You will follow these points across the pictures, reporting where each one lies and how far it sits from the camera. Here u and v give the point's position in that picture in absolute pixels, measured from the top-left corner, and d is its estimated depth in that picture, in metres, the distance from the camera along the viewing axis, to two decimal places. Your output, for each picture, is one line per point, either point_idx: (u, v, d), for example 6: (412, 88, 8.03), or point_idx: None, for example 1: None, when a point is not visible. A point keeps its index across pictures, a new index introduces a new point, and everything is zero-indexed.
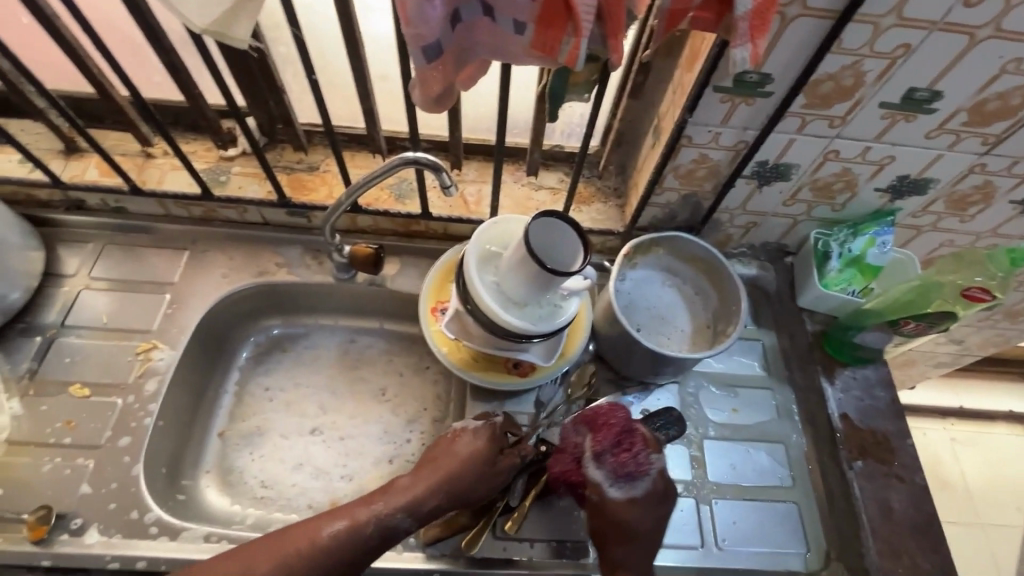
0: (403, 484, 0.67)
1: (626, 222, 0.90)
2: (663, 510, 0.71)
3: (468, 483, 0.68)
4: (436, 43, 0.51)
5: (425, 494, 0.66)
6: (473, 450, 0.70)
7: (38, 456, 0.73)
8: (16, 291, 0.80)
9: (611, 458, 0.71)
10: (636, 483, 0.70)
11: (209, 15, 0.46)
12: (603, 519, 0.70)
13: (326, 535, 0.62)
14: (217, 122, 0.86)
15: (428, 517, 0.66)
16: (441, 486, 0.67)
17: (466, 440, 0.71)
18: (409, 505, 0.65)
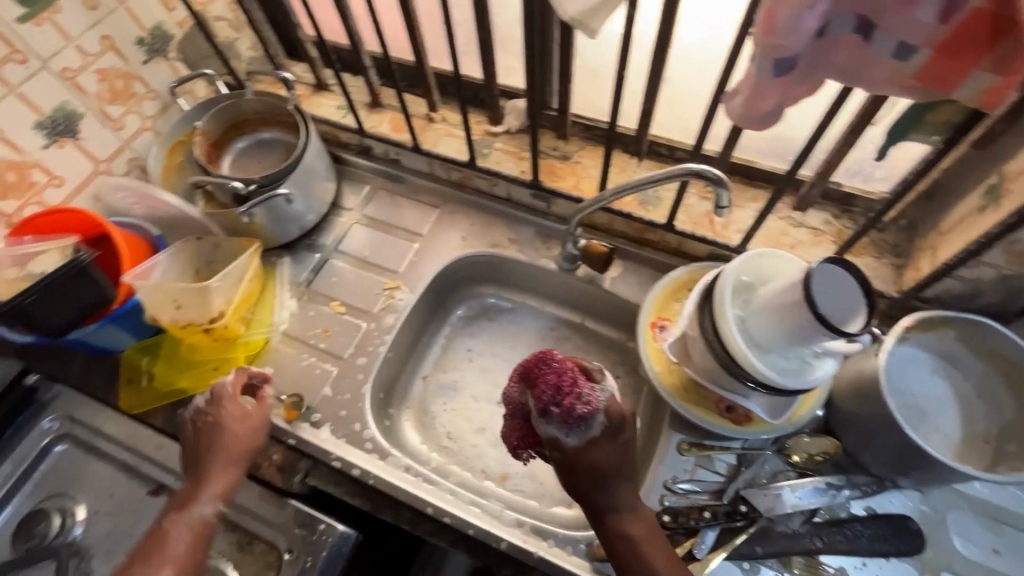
0: (212, 476, 0.71)
1: (903, 287, 0.76)
2: (623, 438, 0.66)
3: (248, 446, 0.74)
4: (793, 57, 0.47)
5: (232, 474, 0.71)
6: (241, 422, 0.75)
7: (300, 351, 0.88)
8: (313, 213, 0.97)
9: (556, 411, 0.64)
10: (590, 426, 0.65)
11: (583, 5, 0.48)
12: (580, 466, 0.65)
13: (194, 514, 0.68)
14: (497, 100, 0.93)
15: (232, 490, 0.72)
16: (225, 462, 0.72)
17: (235, 407, 0.76)
18: (224, 490, 0.71)
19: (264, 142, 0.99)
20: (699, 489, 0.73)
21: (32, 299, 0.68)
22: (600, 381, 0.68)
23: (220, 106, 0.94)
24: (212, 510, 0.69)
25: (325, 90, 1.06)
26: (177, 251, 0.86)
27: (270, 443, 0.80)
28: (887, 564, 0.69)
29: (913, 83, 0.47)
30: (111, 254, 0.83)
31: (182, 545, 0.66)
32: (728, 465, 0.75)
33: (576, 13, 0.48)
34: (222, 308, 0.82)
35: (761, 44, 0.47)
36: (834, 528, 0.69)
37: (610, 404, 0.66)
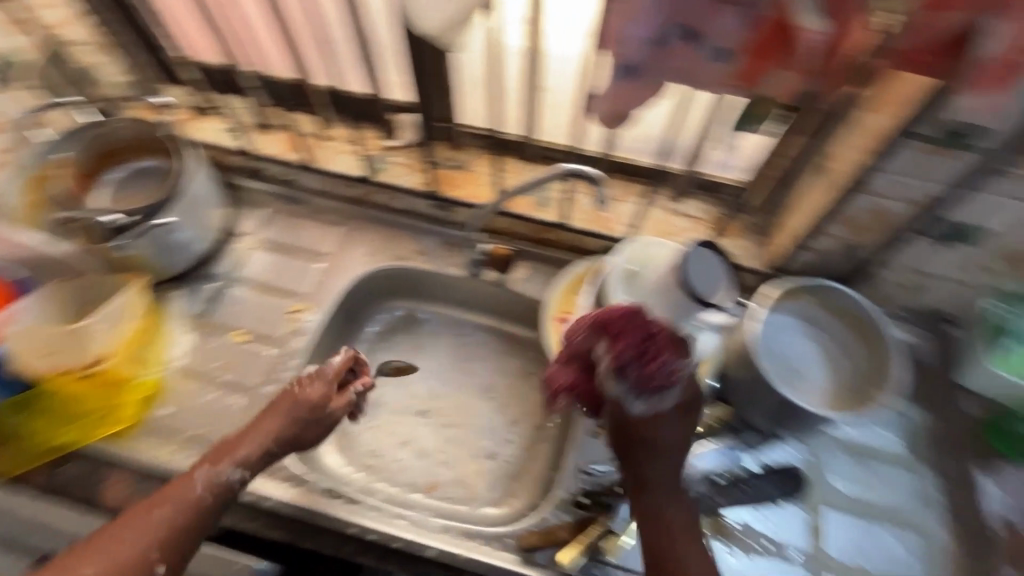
0: (252, 440, 0.69)
1: (768, 262, 0.86)
2: (688, 418, 0.67)
3: (295, 435, 0.71)
4: (637, 63, 0.53)
5: (255, 450, 0.69)
6: (314, 399, 0.73)
7: (200, 387, 0.83)
8: (204, 240, 0.92)
9: (635, 372, 0.63)
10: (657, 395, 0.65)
11: (440, 22, 0.51)
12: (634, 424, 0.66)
13: (224, 478, 0.66)
14: (388, 115, 0.94)
15: (264, 464, 0.70)
16: (275, 434, 0.70)
17: (312, 393, 0.74)
18: (255, 459, 0.69)
19: (142, 171, 0.93)
20: (613, 469, 0.78)
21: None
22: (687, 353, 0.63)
23: (87, 137, 0.88)
24: (238, 478, 0.67)
25: (208, 113, 1.02)
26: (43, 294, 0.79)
27: None
28: (781, 510, 0.77)
29: (735, 83, 0.53)
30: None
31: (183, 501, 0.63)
32: None
33: (434, 30, 0.51)
34: (103, 349, 0.76)
35: (609, 52, 0.52)
36: (737, 486, 0.75)
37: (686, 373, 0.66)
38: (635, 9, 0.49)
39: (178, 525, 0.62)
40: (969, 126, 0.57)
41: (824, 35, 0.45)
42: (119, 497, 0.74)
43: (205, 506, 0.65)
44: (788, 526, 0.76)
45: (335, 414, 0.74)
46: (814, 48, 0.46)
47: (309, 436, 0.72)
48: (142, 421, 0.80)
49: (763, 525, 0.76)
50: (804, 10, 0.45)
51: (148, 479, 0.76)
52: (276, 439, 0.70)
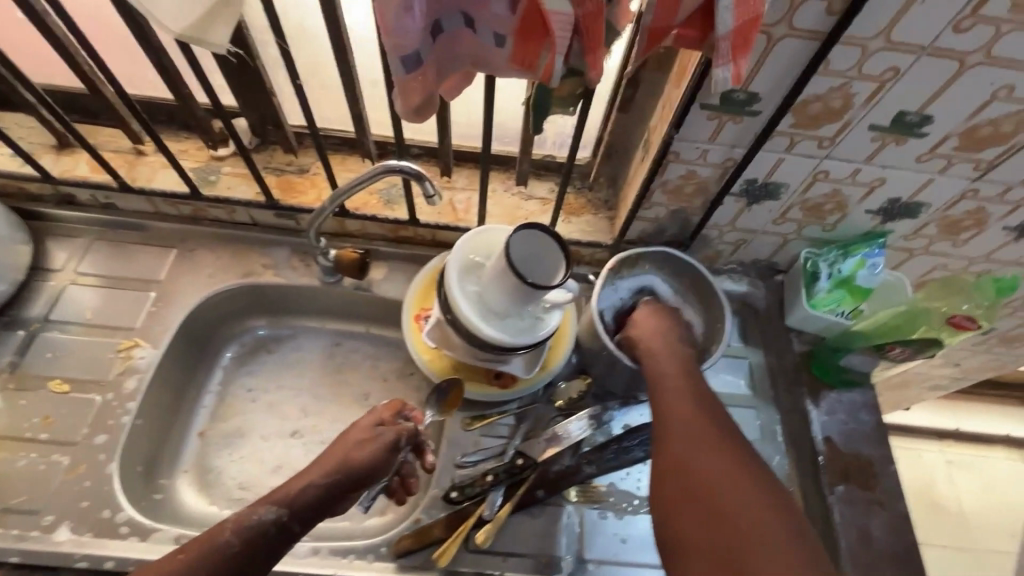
0: (301, 480, 0.66)
1: (615, 235, 0.90)
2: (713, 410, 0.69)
3: (344, 460, 0.68)
4: (416, 52, 0.51)
5: (302, 483, 0.65)
6: (366, 426, 0.72)
7: (13, 451, 0.73)
8: (3, 283, 0.81)
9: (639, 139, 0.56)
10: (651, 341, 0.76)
11: (187, 20, 0.46)
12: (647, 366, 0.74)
13: (256, 520, 0.62)
14: (209, 122, 0.86)
15: (310, 507, 0.64)
16: (324, 468, 0.67)
17: (364, 425, 0.73)
18: (299, 499, 0.64)
19: None
20: (486, 455, 0.79)
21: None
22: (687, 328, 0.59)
23: None
24: (273, 518, 0.62)
25: None
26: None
27: None
28: (645, 467, 0.81)
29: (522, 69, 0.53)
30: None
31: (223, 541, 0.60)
32: (509, 426, 0.81)
33: (182, 29, 0.46)
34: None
35: (384, 43, 0.50)
36: (599, 452, 0.79)
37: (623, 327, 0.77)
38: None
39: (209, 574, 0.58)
40: (743, 92, 0.62)
41: (571, 15, 0.44)
42: None
43: (233, 553, 0.60)
44: None
45: (390, 437, 0.71)
46: (563, 30, 0.45)
47: (366, 457, 0.69)
48: None
49: (630, 484, 0.80)
50: None
51: None
52: (340, 472, 0.67)
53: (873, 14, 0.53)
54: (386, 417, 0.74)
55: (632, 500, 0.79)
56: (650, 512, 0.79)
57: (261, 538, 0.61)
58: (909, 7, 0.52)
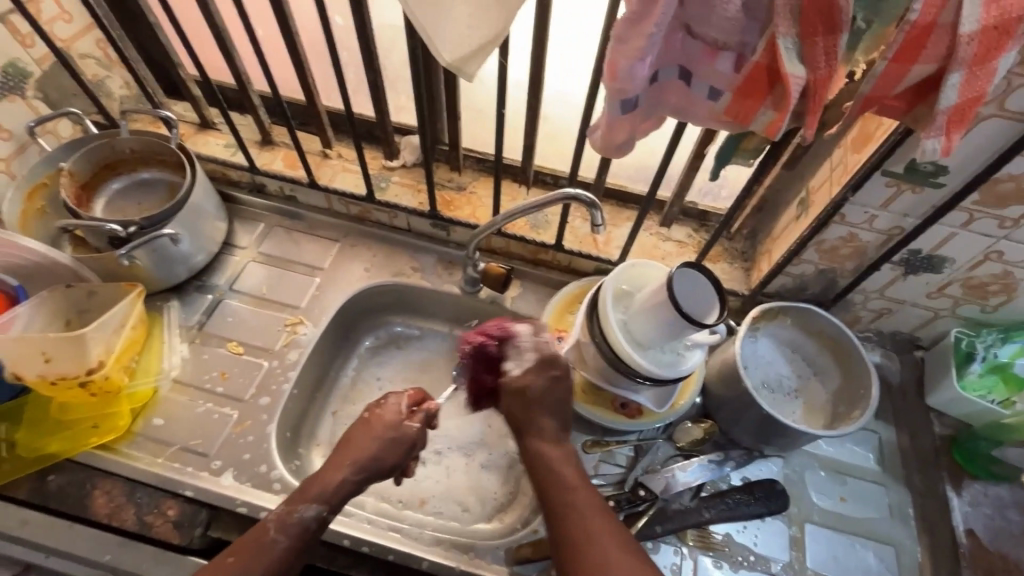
0: (332, 478, 0.69)
1: (752, 286, 0.91)
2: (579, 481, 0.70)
3: (376, 454, 0.72)
4: (634, 97, 0.57)
5: (333, 479, 0.69)
6: (392, 421, 0.75)
7: (193, 398, 0.83)
8: (202, 253, 0.93)
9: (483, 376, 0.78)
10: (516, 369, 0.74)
11: (458, 52, 0.54)
12: (515, 404, 0.74)
13: (297, 517, 0.67)
14: (392, 137, 0.97)
15: (346, 496, 0.70)
16: (353, 462, 0.71)
17: (389, 415, 0.76)
18: (334, 495, 0.69)
19: (144, 182, 0.95)
20: (604, 481, 0.81)
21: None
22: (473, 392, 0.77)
23: (90, 145, 0.89)
24: (313, 515, 0.67)
25: (211, 129, 1.04)
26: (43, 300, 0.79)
27: (165, 497, 0.74)
28: (763, 524, 0.80)
29: (725, 120, 0.58)
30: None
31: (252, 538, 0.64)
32: (628, 456, 0.83)
33: (452, 59, 0.54)
34: (102, 356, 0.76)
35: (610, 89, 0.56)
36: (718, 499, 0.79)
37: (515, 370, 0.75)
38: (637, 49, 0.52)
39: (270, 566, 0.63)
40: (932, 164, 0.63)
41: (804, 80, 0.50)
42: (107, 509, 0.73)
43: (281, 548, 0.65)
44: (769, 539, 0.79)
45: (413, 432, 0.75)
46: (796, 91, 0.50)
47: (392, 454, 0.73)
48: (133, 430, 0.79)
49: (746, 538, 0.79)
50: (786, 57, 0.49)
51: (139, 487, 0.74)
52: (370, 468, 0.71)
53: None
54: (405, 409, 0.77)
55: (747, 554, 0.77)
56: (767, 570, 0.77)
57: (305, 533, 0.67)
58: None
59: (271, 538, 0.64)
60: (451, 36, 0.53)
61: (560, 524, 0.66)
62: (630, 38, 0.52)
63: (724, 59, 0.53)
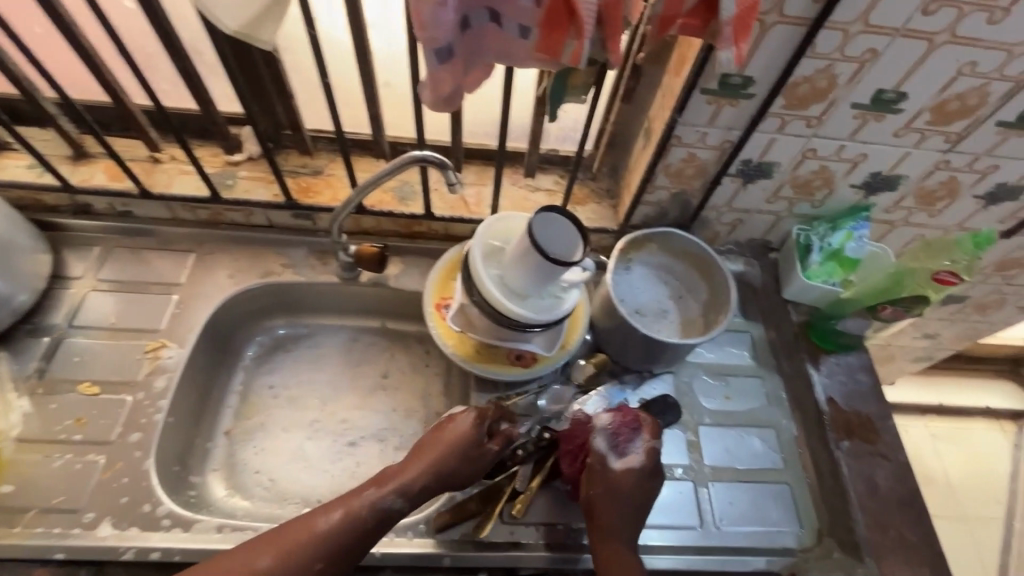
0: (411, 473, 0.69)
1: (620, 220, 0.95)
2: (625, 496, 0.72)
3: (448, 466, 0.70)
4: (447, 45, 0.56)
5: (416, 476, 0.68)
6: (466, 432, 0.72)
7: (47, 453, 0.74)
8: (25, 292, 0.81)
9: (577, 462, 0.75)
10: (626, 452, 0.74)
11: (243, 19, 0.49)
12: (600, 485, 0.72)
13: (365, 507, 0.65)
14: (226, 129, 0.89)
15: (422, 498, 0.69)
16: (430, 465, 0.70)
17: (465, 426, 0.73)
18: (413, 491, 0.68)
19: None
20: None
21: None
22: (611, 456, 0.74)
23: None
24: (386, 505, 0.66)
25: (7, 150, 0.90)
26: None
27: (32, 567, 0.66)
28: (662, 436, 0.86)
29: (542, 59, 0.57)
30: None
31: (315, 539, 0.62)
32: (531, 405, 0.85)
33: (237, 26, 0.50)
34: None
35: (420, 38, 0.54)
36: None
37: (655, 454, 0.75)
38: None
39: (319, 545, 0.62)
40: (739, 75, 0.68)
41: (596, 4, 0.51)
42: None
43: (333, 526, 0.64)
44: (669, 449, 0.85)
45: (491, 452, 0.73)
46: (591, 17, 0.52)
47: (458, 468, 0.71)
48: None
49: None
50: None
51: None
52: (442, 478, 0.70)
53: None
54: (481, 429, 0.74)
55: None
56: (671, 477, 0.83)
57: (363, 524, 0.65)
58: None
59: (325, 550, 0.62)
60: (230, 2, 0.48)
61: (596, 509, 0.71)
62: None
63: None
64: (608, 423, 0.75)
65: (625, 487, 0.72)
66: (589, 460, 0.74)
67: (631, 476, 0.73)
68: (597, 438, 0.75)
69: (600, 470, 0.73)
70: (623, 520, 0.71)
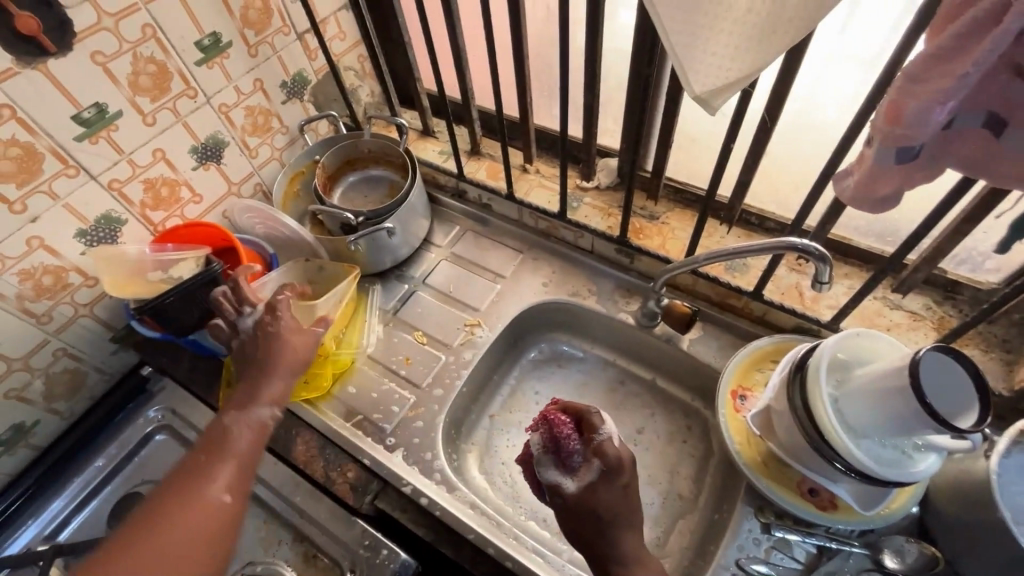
0: (259, 410, 0.76)
1: (1015, 387, 0.72)
2: (625, 483, 0.67)
3: (291, 368, 0.80)
4: (919, 146, 0.48)
5: (254, 411, 0.76)
6: (305, 333, 0.83)
7: (381, 375, 0.93)
8: (406, 247, 1.04)
9: (556, 454, 0.69)
10: (584, 469, 0.67)
11: (706, 87, 0.50)
12: (581, 519, 0.66)
13: (209, 490, 0.67)
14: (593, 159, 0.98)
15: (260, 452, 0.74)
16: (267, 399, 0.77)
17: (302, 329, 0.84)
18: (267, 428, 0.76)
19: (372, 178, 1.09)
20: (772, 574, 0.70)
21: (170, 301, 0.80)
22: (586, 463, 0.67)
23: (341, 144, 1.04)
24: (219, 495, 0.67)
25: (431, 136, 1.16)
26: (290, 267, 0.94)
27: (346, 460, 0.83)
28: None
29: None
30: (235, 263, 0.90)
31: (243, 445, 0.73)
32: (809, 553, 0.71)
33: (700, 91, 0.51)
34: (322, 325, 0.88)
35: (884, 133, 0.48)
36: None
37: (608, 447, 0.67)
38: (936, 91, 0.44)
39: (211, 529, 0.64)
40: None
41: None
42: (303, 457, 0.83)
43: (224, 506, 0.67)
44: None
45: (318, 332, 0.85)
46: None
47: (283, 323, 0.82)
48: (332, 393, 0.91)
49: None
50: None
51: (328, 445, 0.84)
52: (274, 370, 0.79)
53: None
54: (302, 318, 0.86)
55: None
56: None
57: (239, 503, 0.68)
58: None
59: (255, 448, 0.73)
60: (702, 68, 0.49)
61: (575, 522, 0.67)
62: (927, 79, 0.44)
63: None
64: (543, 447, 0.69)
65: (614, 513, 0.65)
66: (555, 495, 0.68)
67: (622, 498, 0.66)
68: (551, 466, 0.69)
69: (588, 508, 0.66)
70: (633, 544, 0.65)
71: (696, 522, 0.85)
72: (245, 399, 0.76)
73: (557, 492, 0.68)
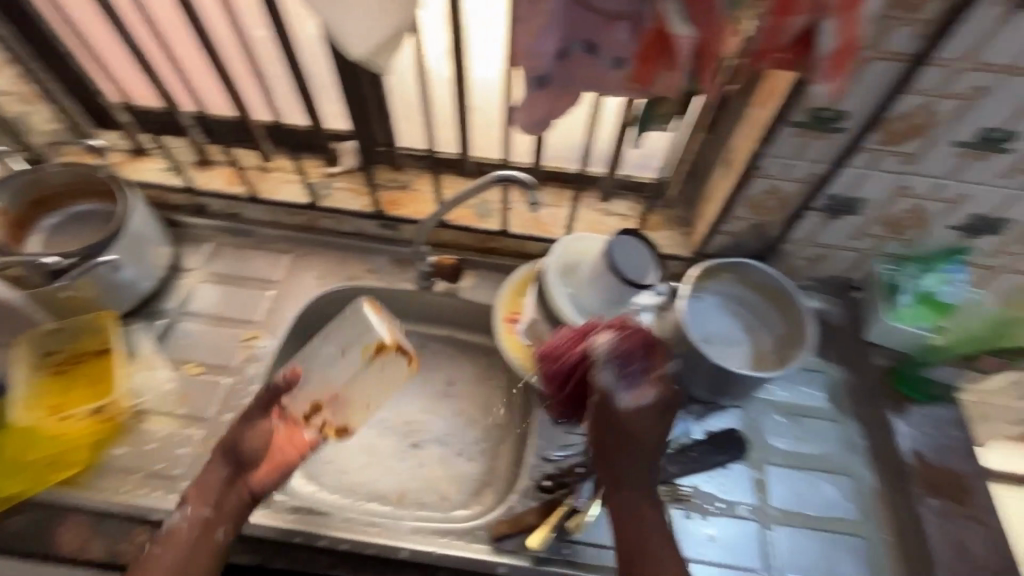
0: (193, 513, 0.70)
1: (692, 248, 0.95)
2: (670, 417, 0.69)
3: (239, 474, 0.73)
4: (547, 74, 0.60)
5: (193, 509, 0.70)
6: (268, 427, 0.76)
7: (155, 423, 0.82)
8: (148, 279, 0.92)
9: (628, 361, 0.69)
10: (647, 390, 0.69)
11: (366, 47, 0.55)
12: (620, 437, 0.68)
13: None
14: (328, 143, 0.98)
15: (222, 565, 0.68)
16: (201, 497, 0.70)
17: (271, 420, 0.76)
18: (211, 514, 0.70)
19: (78, 215, 0.93)
20: (570, 452, 0.82)
21: None
22: (636, 384, 0.69)
23: (18, 183, 0.87)
24: None
25: (145, 154, 1.03)
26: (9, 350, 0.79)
27: (134, 524, 0.73)
28: (727, 472, 0.84)
29: (633, 88, 0.60)
30: None
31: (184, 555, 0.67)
32: None
33: (361, 54, 0.56)
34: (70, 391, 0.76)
35: (525, 67, 0.60)
36: (684, 454, 0.82)
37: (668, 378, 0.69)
38: (539, 26, 0.56)
39: None
40: (831, 109, 0.67)
41: (694, 39, 0.52)
42: (74, 544, 0.71)
43: None
44: (734, 485, 0.83)
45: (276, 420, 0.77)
46: (689, 51, 0.52)
47: (248, 441, 0.74)
48: (95, 463, 0.78)
49: (713, 487, 0.82)
50: (676, 21, 0.51)
51: (106, 518, 0.73)
52: (241, 468, 0.73)
53: (959, 36, 0.58)
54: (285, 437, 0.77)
55: (715, 502, 0.81)
56: (735, 514, 0.80)
57: None
58: (999, 28, 0.57)
59: (203, 553, 0.68)
60: (355, 30, 0.54)
61: (615, 455, 0.68)
62: (531, 17, 0.56)
63: (621, 28, 0.56)
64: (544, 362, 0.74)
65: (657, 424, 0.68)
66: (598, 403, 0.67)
67: (646, 421, 0.68)
68: (607, 378, 0.68)
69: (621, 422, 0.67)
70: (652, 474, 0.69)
71: (514, 440, 0.96)
72: (201, 496, 0.71)
73: (605, 409, 0.67)
